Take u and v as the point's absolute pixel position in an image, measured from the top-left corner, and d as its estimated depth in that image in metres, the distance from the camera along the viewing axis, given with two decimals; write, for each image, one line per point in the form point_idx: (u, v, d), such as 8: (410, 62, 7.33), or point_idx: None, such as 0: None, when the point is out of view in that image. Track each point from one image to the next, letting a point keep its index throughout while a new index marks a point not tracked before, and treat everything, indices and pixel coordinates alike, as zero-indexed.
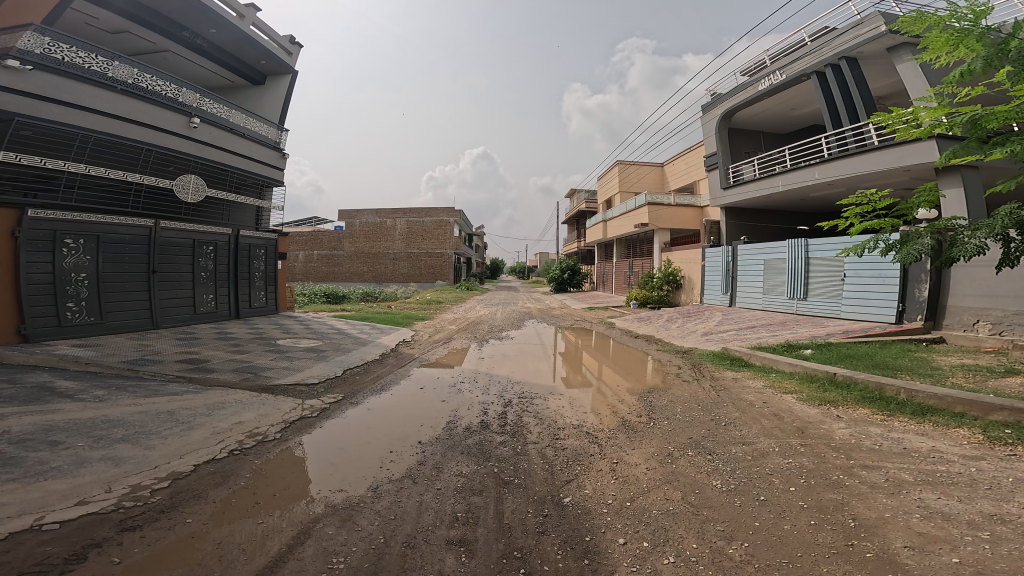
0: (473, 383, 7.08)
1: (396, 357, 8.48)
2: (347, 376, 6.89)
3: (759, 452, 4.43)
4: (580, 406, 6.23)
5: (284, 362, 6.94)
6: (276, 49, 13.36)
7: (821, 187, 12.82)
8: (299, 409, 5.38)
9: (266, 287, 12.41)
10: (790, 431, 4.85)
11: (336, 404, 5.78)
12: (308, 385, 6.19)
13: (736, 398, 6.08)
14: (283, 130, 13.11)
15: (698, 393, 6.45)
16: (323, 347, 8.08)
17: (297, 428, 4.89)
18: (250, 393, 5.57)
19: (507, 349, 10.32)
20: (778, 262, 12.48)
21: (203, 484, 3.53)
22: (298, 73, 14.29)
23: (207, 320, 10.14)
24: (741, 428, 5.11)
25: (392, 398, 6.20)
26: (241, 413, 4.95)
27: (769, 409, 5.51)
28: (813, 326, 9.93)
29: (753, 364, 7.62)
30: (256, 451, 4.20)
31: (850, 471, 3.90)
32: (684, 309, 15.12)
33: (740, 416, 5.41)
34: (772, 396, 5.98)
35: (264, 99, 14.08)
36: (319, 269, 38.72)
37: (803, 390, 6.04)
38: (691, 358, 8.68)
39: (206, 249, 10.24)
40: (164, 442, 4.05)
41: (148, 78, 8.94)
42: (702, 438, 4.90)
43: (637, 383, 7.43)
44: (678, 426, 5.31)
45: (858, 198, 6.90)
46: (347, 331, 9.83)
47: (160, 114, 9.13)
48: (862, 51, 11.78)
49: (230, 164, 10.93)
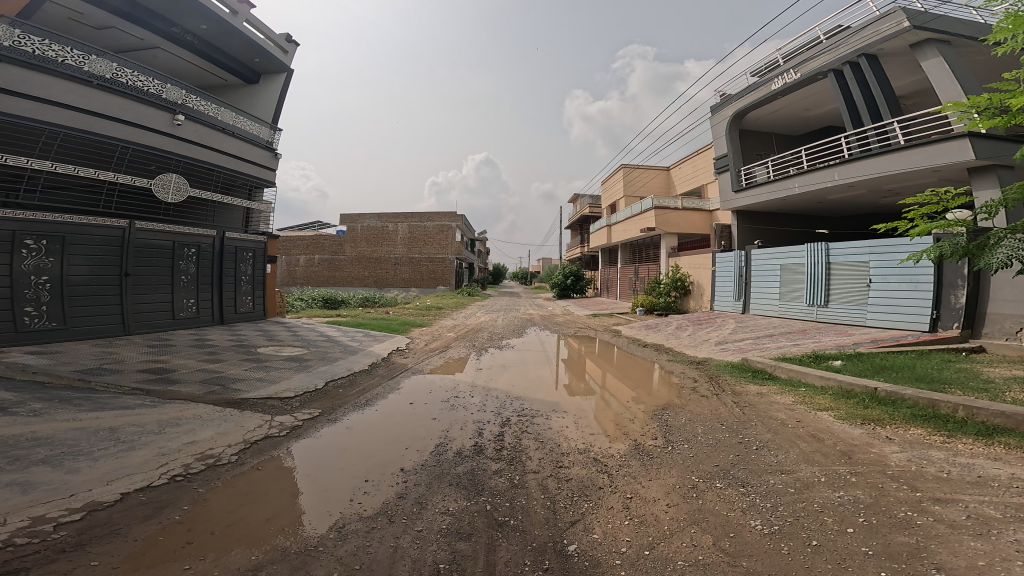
0: (470, 398, 6.41)
1: (386, 367, 7.83)
2: (328, 389, 6.25)
3: (803, 483, 3.74)
4: (587, 425, 5.55)
5: (260, 372, 6.31)
6: (271, 47, 12.97)
7: (840, 188, 12.15)
8: (265, 427, 4.75)
9: (253, 291, 11.85)
10: (835, 457, 4.15)
11: (311, 421, 5.15)
12: (282, 400, 5.55)
13: (764, 416, 5.38)
14: (277, 131, 12.64)
15: (720, 411, 5.75)
16: (306, 356, 7.45)
17: (258, 449, 4.29)
18: (213, 408, 4.96)
19: (507, 357, 9.67)
20: (795, 266, 11.78)
21: (126, 518, 3.00)
22: (294, 72, 13.87)
23: (186, 326, 9.57)
24: (776, 453, 4.41)
25: (376, 415, 5.57)
26: (196, 432, 4.35)
27: (806, 430, 4.81)
28: (838, 335, 9.19)
29: (778, 377, 6.91)
30: (203, 478, 3.67)
31: (918, 506, 3.21)
32: (694, 317, 14.40)
33: (772, 438, 4.72)
34: (806, 414, 5.28)
35: (258, 99, 13.66)
36: (320, 274, 38.24)
37: (840, 407, 5.35)
38: (707, 369, 7.97)
39: (186, 252, 9.70)
40: (92, 465, 3.51)
41: (128, 73, 8.47)
42: (731, 466, 4.21)
43: (649, 397, 6.72)
44: (701, 451, 4.61)
45: (927, 196, 6.09)
46: (336, 338, 9.22)
47: (141, 110, 8.67)
48: (883, 47, 11.22)
49: (216, 163, 10.43)
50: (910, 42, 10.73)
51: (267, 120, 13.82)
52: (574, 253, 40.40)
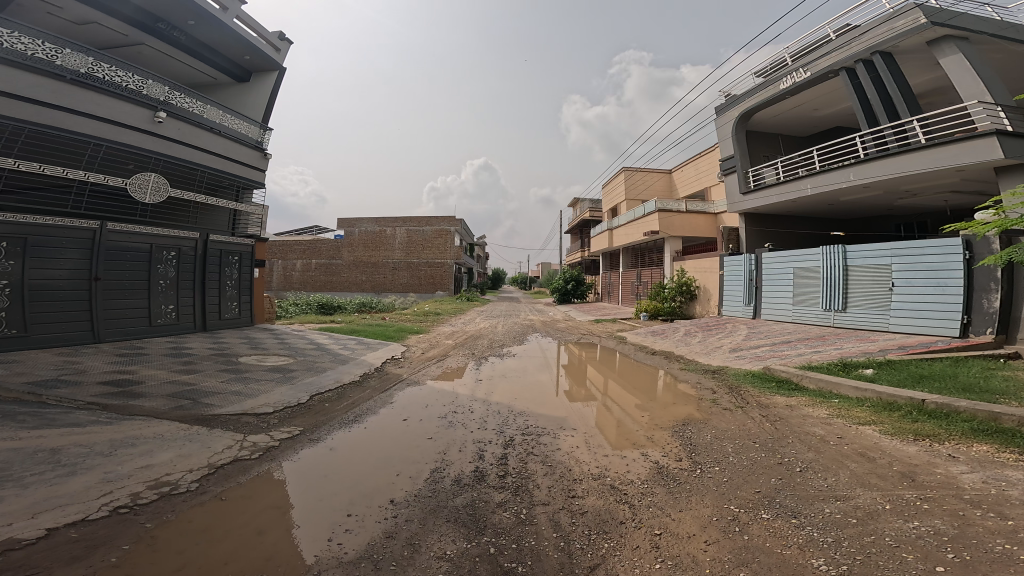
0: (469, 414, 5.82)
1: (378, 379, 7.22)
2: (313, 404, 5.66)
3: (866, 512, 3.19)
4: (602, 444, 4.95)
5: (238, 385, 5.71)
6: (263, 45, 12.52)
7: (856, 189, 11.66)
8: (236, 448, 4.18)
9: (239, 297, 11.27)
10: (895, 480, 3.59)
11: (290, 441, 4.58)
12: (258, 417, 4.95)
13: (800, 433, 4.81)
14: (267, 130, 12.12)
15: (749, 427, 5.17)
16: (291, 367, 6.85)
17: (225, 475, 3.72)
18: (178, 426, 4.38)
19: (509, 366, 9.07)
20: (810, 269, 11.26)
21: (47, 560, 2.48)
22: (287, 70, 13.38)
23: (164, 333, 8.99)
24: (824, 475, 3.85)
25: (365, 434, 4.98)
26: (154, 454, 3.79)
27: (852, 448, 4.25)
28: (861, 341, 8.63)
29: (806, 388, 6.33)
30: (154, 510, 3.10)
31: (1016, 538, 2.67)
32: (702, 322, 13.83)
33: (816, 458, 4.15)
34: (848, 429, 4.72)
35: (248, 97, 13.15)
36: (316, 279, 37.67)
37: (886, 421, 4.78)
38: (725, 379, 7.37)
39: (165, 256, 9.15)
40: (18, 494, 2.95)
41: (105, 67, 7.97)
42: (776, 492, 3.65)
43: (667, 411, 6.13)
44: (736, 476, 4.03)
45: None
46: (326, 346, 8.62)
47: (118, 106, 8.17)
48: (899, 45, 10.80)
49: (200, 163, 9.90)
50: (928, 38, 10.31)
51: (258, 120, 13.32)
52: (574, 258, 39.89)
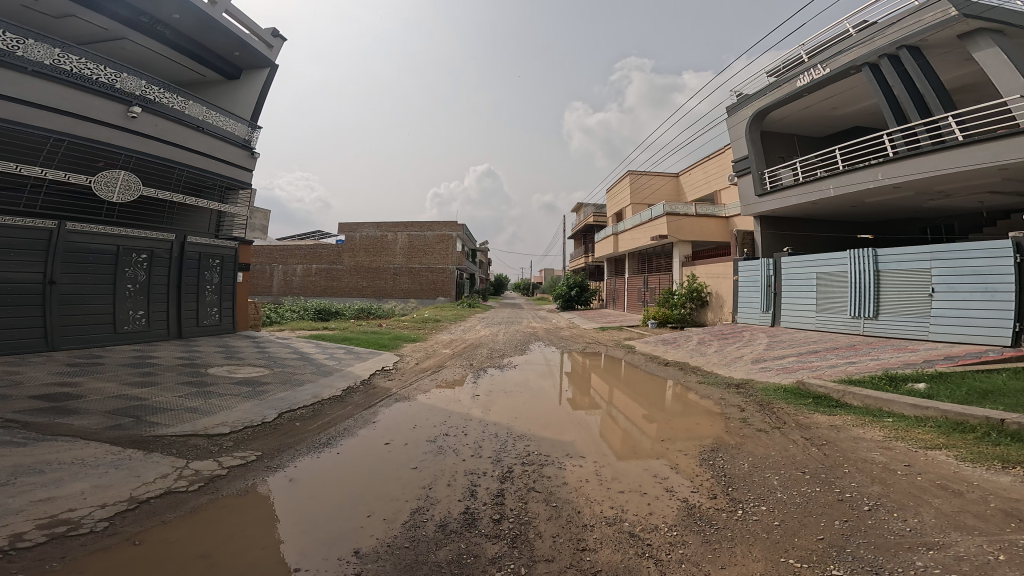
0: (463, 437, 5.08)
1: (363, 393, 6.49)
2: (281, 422, 4.95)
3: (972, 560, 2.51)
4: (617, 477, 4.18)
5: (196, 401, 5.03)
6: (254, 41, 12.03)
7: (883, 190, 10.87)
8: (172, 478, 3.52)
9: (220, 302, 10.67)
10: (998, 521, 2.86)
11: (244, 468, 3.89)
12: (210, 439, 4.27)
13: (857, 460, 4.04)
14: (257, 129, 11.56)
15: (792, 453, 4.39)
16: (264, 379, 6.14)
17: (149, 512, 3.06)
18: (108, 450, 3.75)
19: (510, 378, 8.31)
20: (834, 274, 10.46)
21: None
22: (279, 68, 12.88)
23: (131, 341, 8.39)
24: (899, 513, 3.10)
25: (342, 461, 4.27)
26: (64, 484, 3.14)
27: (929, 479, 3.49)
28: (899, 351, 7.82)
29: (849, 405, 5.53)
30: (37, 555, 2.47)
31: None
32: (716, 330, 12.99)
33: (886, 493, 3.39)
34: (915, 455, 3.94)
35: (238, 95, 12.64)
36: (317, 284, 37.22)
37: (962, 446, 3.98)
38: (752, 395, 6.57)
39: (136, 258, 8.59)
40: None
41: (73, 60, 7.51)
42: (844, 540, 2.88)
43: (690, 433, 5.35)
44: (788, 518, 3.25)
45: None
46: (310, 355, 7.93)
47: (87, 100, 7.67)
48: (926, 38, 10.05)
49: (179, 161, 9.37)
50: (959, 31, 9.56)
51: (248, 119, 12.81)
52: (579, 263, 39.09)
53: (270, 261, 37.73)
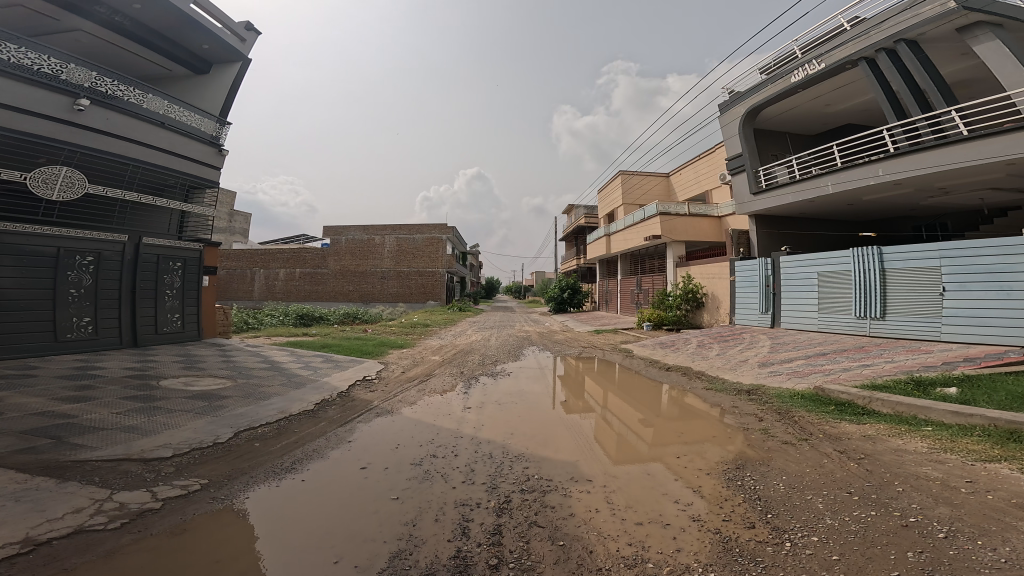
0: (452, 459, 4.43)
1: (339, 407, 5.78)
2: (239, 444, 4.25)
3: None
4: (640, 503, 3.64)
5: (136, 419, 4.31)
6: (224, 33, 11.28)
7: (884, 187, 10.59)
8: (89, 512, 2.85)
9: (182, 308, 9.88)
10: None
11: (185, 500, 3.20)
12: (146, 465, 3.56)
13: (909, 477, 3.63)
14: (226, 124, 10.77)
15: (830, 472, 3.90)
16: (224, 393, 5.40)
17: (47, 558, 2.39)
18: (10, 478, 3.05)
19: (504, 387, 7.69)
20: (835, 272, 10.12)
21: None
22: (251, 62, 12.13)
23: (74, 351, 7.62)
24: (987, 541, 2.69)
25: (320, 490, 3.63)
26: None
27: (1002, 499, 3.11)
28: (912, 352, 7.45)
29: (878, 413, 5.09)
30: None
31: None
32: (715, 332, 12.57)
33: (962, 517, 2.98)
34: (975, 470, 3.56)
35: (206, 90, 11.84)
36: (300, 288, 36.01)
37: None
38: (768, 402, 6.07)
39: (81, 261, 7.88)
40: None
41: (9, 47, 6.74)
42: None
43: (706, 447, 4.80)
44: (847, 551, 2.74)
45: None
46: (282, 365, 7.20)
47: (25, 92, 6.92)
48: (925, 33, 9.83)
49: (134, 158, 8.62)
50: (958, 26, 9.36)
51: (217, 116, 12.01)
52: (570, 266, 38.67)
53: (251, 265, 36.42)
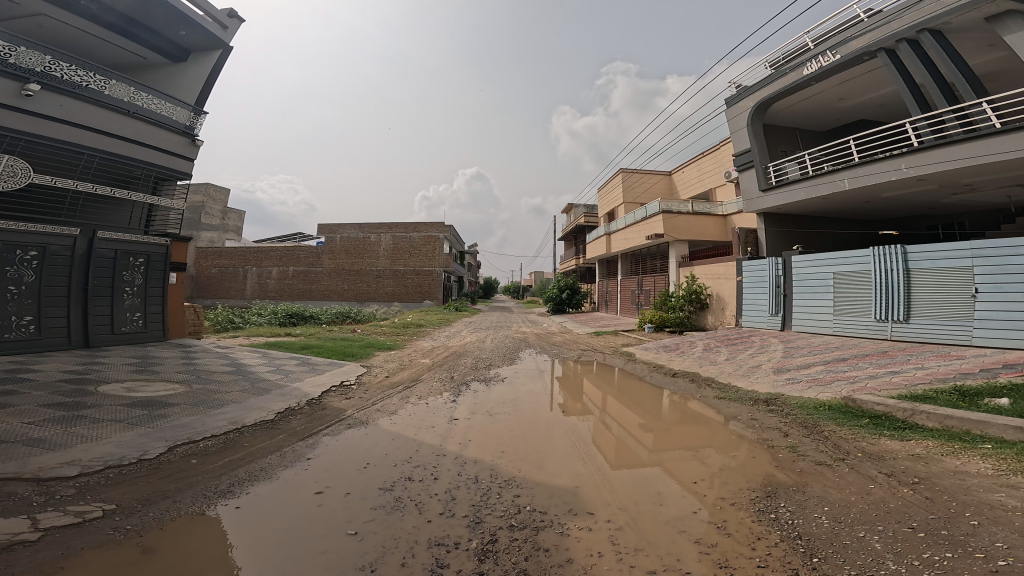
0: (428, 484, 3.76)
1: (306, 416, 5.14)
2: (170, 463, 3.66)
3: None
4: (657, 546, 2.94)
5: (50, 431, 3.79)
6: (202, 19, 10.58)
7: (906, 184, 9.94)
8: None
9: (145, 307, 9.26)
10: None
11: (73, 531, 2.67)
12: (38, 486, 3.04)
13: (982, 506, 2.98)
14: (201, 114, 10.18)
15: (885, 500, 3.22)
16: (170, 401, 4.83)
17: None
18: None
19: (497, 393, 7.04)
20: (853, 273, 9.48)
21: None
22: (233, 50, 11.48)
23: (15, 351, 7.11)
24: None
25: (264, 523, 2.98)
26: None
27: None
28: (942, 359, 6.82)
29: (921, 428, 4.44)
30: None
31: None
32: (722, 335, 11.92)
33: None
34: None
35: (183, 79, 11.16)
36: (294, 287, 35.31)
37: None
38: (790, 414, 5.41)
39: (23, 256, 7.29)
40: None
41: None
42: None
43: (725, 468, 4.13)
44: None
45: None
46: (248, 367, 6.58)
47: None
48: (950, 22, 9.18)
49: (90, 147, 8.16)
50: (984, 14, 8.73)
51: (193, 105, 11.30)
52: (569, 266, 37.99)
53: (244, 264, 35.75)
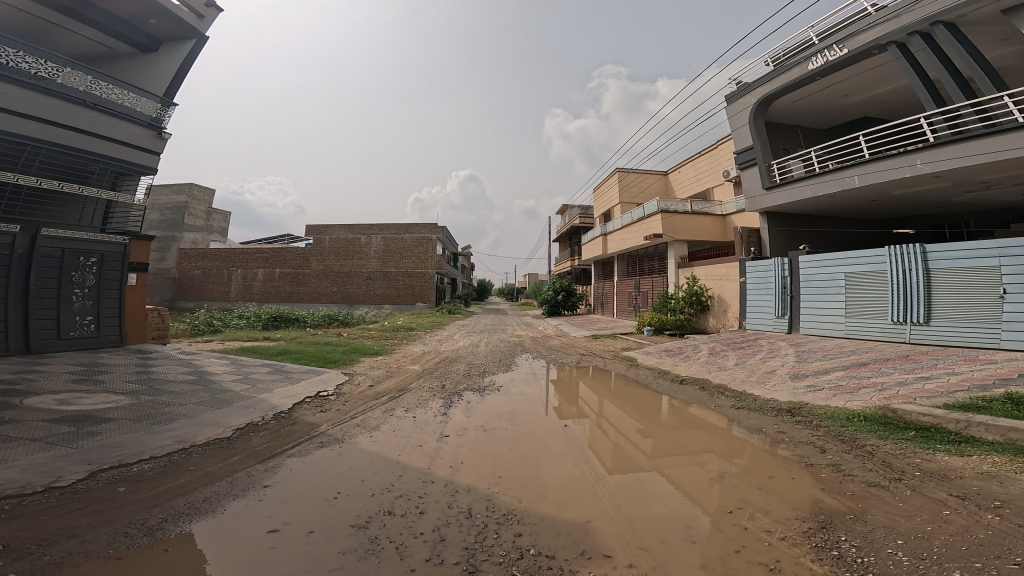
0: (410, 520, 3.09)
1: (271, 432, 4.46)
2: (91, 490, 2.99)
3: None
4: None
5: None
6: (175, 6, 9.76)
7: (919, 180, 9.54)
8: None
9: (98, 310, 8.50)
10: None
11: None
12: None
13: None
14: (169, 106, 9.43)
15: (971, 531, 2.65)
16: (107, 415, 4.13)
17: None
18: None
19: (492, 404, 6.37)
20: (866, 273, 9.01)
21: None
22: (209, 41, 10.69)
23: None
24: None
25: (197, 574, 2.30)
26: None
27: None
28: (972, 362, 6.35)
29: (978, 442, 3.90)
30: None
31: None
32: (727, 339, 11.39)
33: None
34: None
35: (151, 70, 10.38)
36: (280, 289, 34.28)
37: None
38: (821, 428, 4.82)
39: None
40: None
41: None
42: None
43: (759, 490, 3.52)
44: None
45: None
46: (211, 375, 5.86)
47: None
48: (966, 14, 8.85)
49: (36, 138, 7.38)
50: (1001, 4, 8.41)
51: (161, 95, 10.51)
52: (563, 267, 37.43)
53: (228, 265, 34.65)
